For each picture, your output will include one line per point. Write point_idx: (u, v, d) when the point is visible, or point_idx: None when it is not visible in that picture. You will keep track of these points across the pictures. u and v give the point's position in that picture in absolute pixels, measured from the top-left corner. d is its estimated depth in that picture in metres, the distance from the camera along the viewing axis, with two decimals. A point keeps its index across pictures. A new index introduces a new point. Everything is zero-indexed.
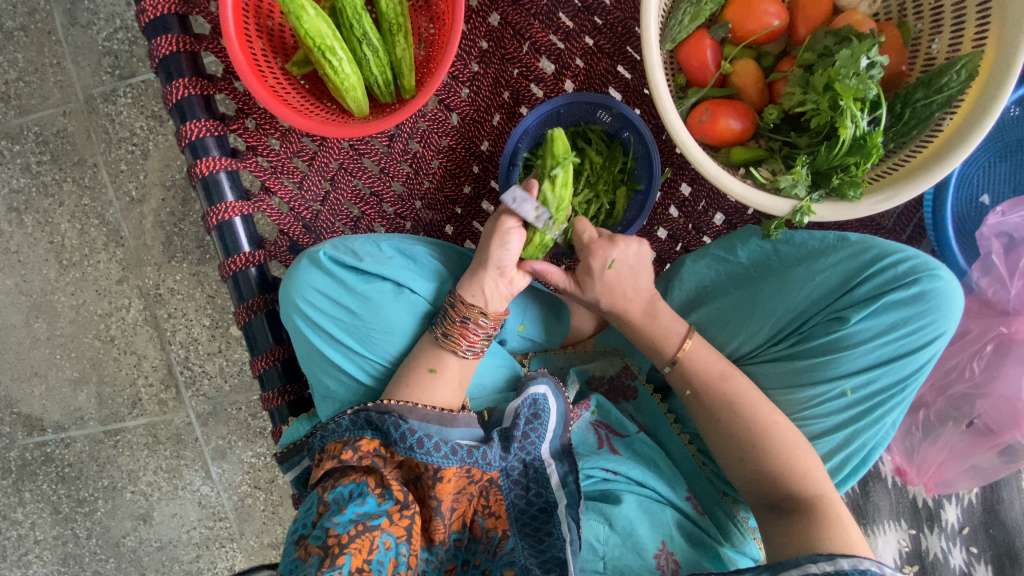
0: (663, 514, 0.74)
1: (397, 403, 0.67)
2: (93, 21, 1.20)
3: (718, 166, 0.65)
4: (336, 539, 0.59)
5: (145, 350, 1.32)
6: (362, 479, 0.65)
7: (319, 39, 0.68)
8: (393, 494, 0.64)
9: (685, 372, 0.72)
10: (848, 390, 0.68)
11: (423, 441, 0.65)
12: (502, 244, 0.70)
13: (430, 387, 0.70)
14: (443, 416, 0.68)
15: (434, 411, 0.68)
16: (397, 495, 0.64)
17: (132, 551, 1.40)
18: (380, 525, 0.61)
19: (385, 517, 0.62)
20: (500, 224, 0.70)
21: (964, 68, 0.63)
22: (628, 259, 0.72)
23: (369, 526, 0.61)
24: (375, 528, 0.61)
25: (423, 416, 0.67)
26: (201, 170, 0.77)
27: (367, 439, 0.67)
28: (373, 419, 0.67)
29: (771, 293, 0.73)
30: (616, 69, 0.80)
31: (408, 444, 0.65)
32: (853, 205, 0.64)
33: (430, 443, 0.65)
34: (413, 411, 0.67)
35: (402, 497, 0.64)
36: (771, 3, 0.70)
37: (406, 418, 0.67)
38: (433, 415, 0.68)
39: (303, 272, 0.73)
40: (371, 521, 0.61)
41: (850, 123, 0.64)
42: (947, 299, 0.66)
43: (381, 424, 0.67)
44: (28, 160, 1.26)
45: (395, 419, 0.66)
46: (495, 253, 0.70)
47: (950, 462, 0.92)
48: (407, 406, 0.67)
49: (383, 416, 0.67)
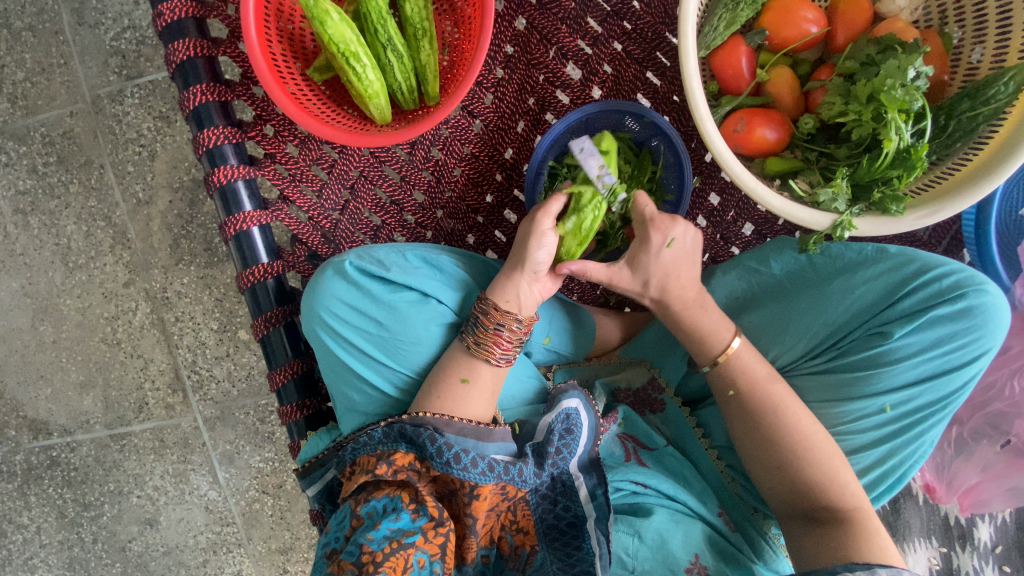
0: (694, 528, 0.72)
1: (433, 416, 0.65)
2: (101, 21, 1.17)
3: (756, 178, 0.63)
4: (370, 556, 0.58)
5: (152, 354, 1.31)
6: (397, 494, 0.64)
7: (343, 45, 0.66)
8: (427, 510, 0.62)
9: (726, 373, 0.70)
10: (888, 407, 0.67)
11: (460, 456, 0.63)
12: (538, 244, 0.69)
13: (464, 399, 0.68)
14: (479, 430, 0.66)
15: (469, 424, 0.66)
16: (432, 512, 0.62)
17: (139, 556, 1.38)
18: (415, 543, 0.59)
19: (420, 535, 0.60)
20: (537, 224, 0.69)
21: (1012, 80, 0.61)
22: (686, 243, 0.70)
23: (403, 544, 0.59)
24: (410, 545, 0.59)
25: (459, 430, 0.65)
26: (219, 178, 0.74)
27: (402, 452, 0.65)
28: (408, 432, 0.65)
29: (808, 307, 0.71)
30: (645, 75, 0.77)
31: (444, 459, 0.63)
32: (895, 220, 0.62)
33: (467, 458, 0.63)
34: (449, 424, 0.65)
35: (437, 514, 0.62)
36: (810, 10, 0.68)
37: (442, 432, 0.64)
38: (469, 429, 0.66)
39: (327, 283, 0.71)
40: (406, 537, 0.59)
41: (895, 135, 0.62)
42: (994, 314, 0.64)
43: (416, 437, 0.65)
44: (34, 161, 1.24)
45: (432, 433, 0.64)
46: (533, 255, 0.69)
47: (985, 482, 0.90)
48: (443, 419, 0.65)
49: (418, 429, 0.65)
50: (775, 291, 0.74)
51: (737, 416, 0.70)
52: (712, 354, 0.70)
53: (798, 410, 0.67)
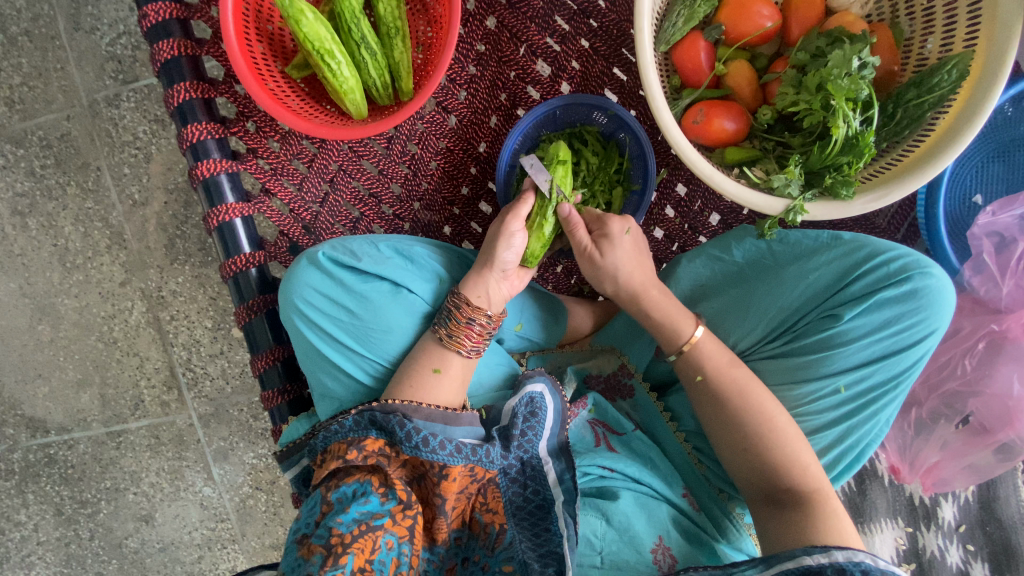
0: (659, 509, 0.74)
1: (402, 403, 0.67)
2: (97, 27, 1.21)
3: (712, 167, 0.66)
4: (339, 538, 0.60)
5: (147, 352, 1.34)
6: (366, 479, 0.66)
7: (318, 43, 0.69)
8: (396, 493, 0.66)
9: (693, 358, 0.72)
10: (842, 387, 0.69)
11: (429, 439, 0.66)
12: (506, 245, 0.73)
13: (435, 387, 0.70)
14: (447, 415, 0.69)
15: (438, 409, 0.69)
16: (400, 494, 0.65)
17: (135, 552, 1.41)
18: (383, 525, 0.63)
19: (388, 517, 0.63)
20: (505, 226, 0.73)
21: (955, 68, 0.63)
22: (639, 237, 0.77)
23: (372, 526, 0.62)
24: (379, 527, 0.62)
25: (427, 415, 0.68)
26: (202, 171, 0.77)
27: (372, 438, 0.67)
28: (378, 418, 0.67)
29: (766, 291, 0.73)
30: (612, 71, 0.81)
31: (413, 443, 0.65)
32: (846, 204, 0.65)
33: (435, 441, 0.66)
34: (417, 411, 0.67)
35: (406, 497, 0.65)
36: (765, 6, 0.71)
37: (410, 417, 0.67)
38: (437, 414, 0.68)
39: (301, 272, 0.74)
40: (374, 520, 0.62)
41: (843, 122, 0.64)
42: (939, 296, 0.67)
43: (386, 423, 0.67)
44: (32, 164, 1.28)
45: (400, 419, 0.66)
46: (503, 255, 0.73)
47: (945, 461, 0.92)
48: (411, 405, 0.68)
49: (387, 415, 0.67)
50: (735, 277, 0.76)
51: (703, 400, 0.72)
52: (676, 342, 0.73)
53: (762, 393, 0.69)
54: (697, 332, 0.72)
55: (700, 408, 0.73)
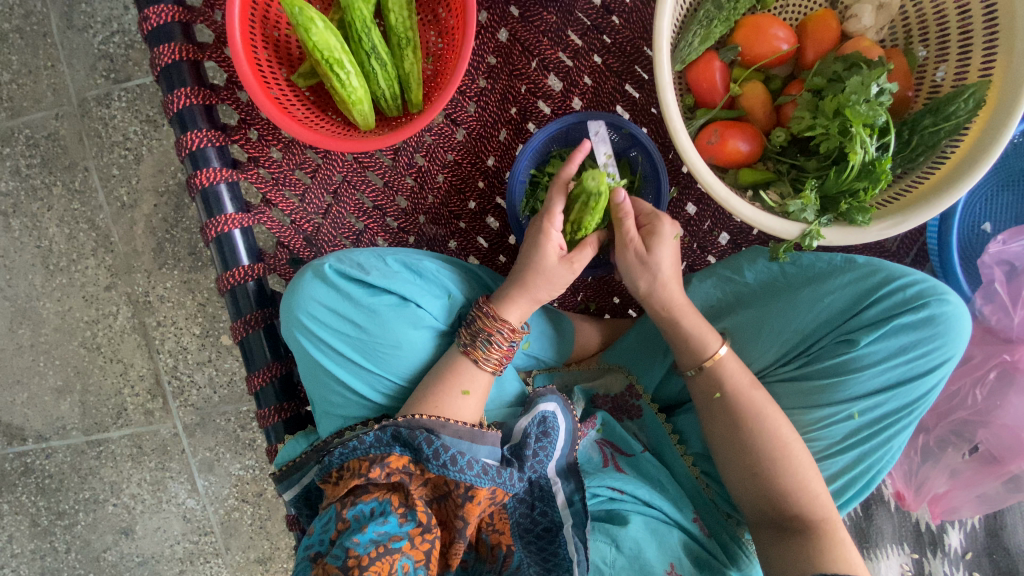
0: (670, 535, 0.73)
1: (428, 418, 0.66)
2: (90, 24, 1.18)
3: (728, 189, 0.64)
4: (356, 559, 0.58)
5: (132, 359, 1.29)
6: (386, 497, 0.64)
7: (327, 52, 0.67)
8: (416, 515, 0.63)
9: (713, 374, 0.70)
10: (856, 413, 0.69)
11: (457, 458, 0.64)
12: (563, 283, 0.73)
13: (461, 408, 0.68)
14: (473, 432, 0.67)
15: (464, 426, 0.67)
16: (420, 517, 0.63)
17: (113, 566, 1.36)
18: (401, 548, 0.60)
19: (406, 540, 0.61)
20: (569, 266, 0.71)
21: (971, 97, 0.62)
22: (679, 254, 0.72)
23: (389, 549, 0.60)
24: (396, 550, 0.60)
25: (453, 432, 0.66)
26: (201, 180, 0.75)
27: (396, 455, 0.65)
28: (403, 434, 0.66)
29: (781, 313, 0.72)
30: (624, 87, 0.80)
31: (440, 461, 0.63)
32: (862, 230, 0.64)
33: (463, 460, 0.64)
34: (445, 427, 0.66)
35: (426, 519, 0.63)
36: (780, 29, 0.71)
37: (437, 434, 0.65)
38: (464, 431, 0.66)
39: (306, 285, 0.71)
40: (392, 543, 0.60)
41: (861, 148, 0.64)
42: (955, 323, 0.66)
43: (412, 440, 0.65)
44: (18, 162, 1.23)
45: (428, 436, 0.64)
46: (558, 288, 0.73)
47: (954, 490, 0.92)
48: (438, 422, 0.66)
49: (414, 431, 0.65)
50: (747, 298, 0.75)
51: (718, 417, 0.70)
52: (699, 357, 0.71)
53: (778, 420, 0.67)
54: (721, 350, 0.70)
55: (712, 428, 0.71)
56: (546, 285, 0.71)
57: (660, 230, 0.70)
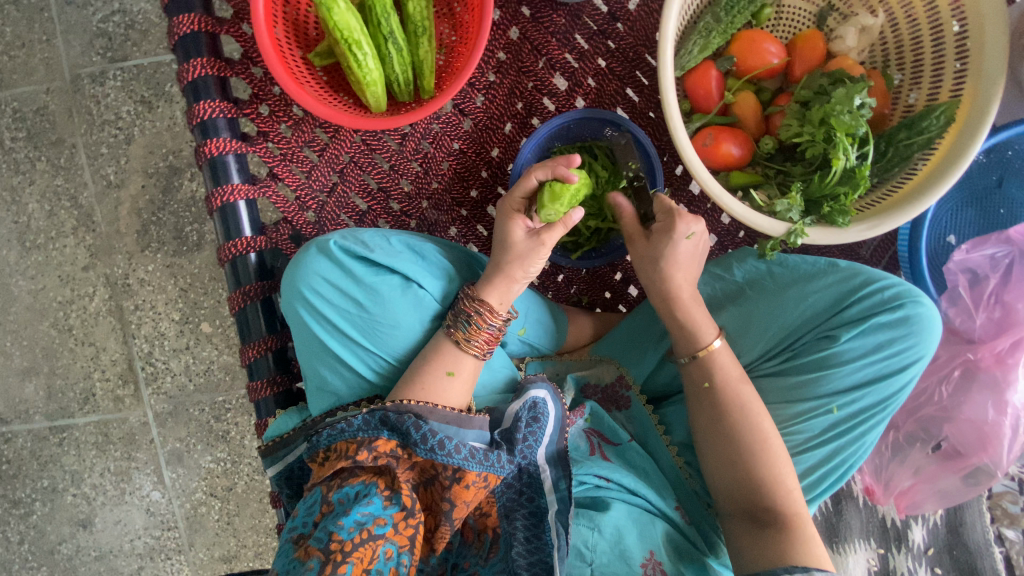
0: (652, 526, 0.75)
1: (416, 403, 0.67)
2: (90, 2, 1.17)
3: (721, 187, 0.68)
4: (339, 544, 0.59)
5: (105, 342, 1.26)
6: (371, 481, 0.64)
7: (347, 32, 0.69)
8: (400, 500, 0.63)
9: (705, 365, 0.73)
10: (835, 408, 0.73)
11: (444, 442, 0.64)
12: (533, 260, 0.73)
13: (446, 389, 0.69)
14: (460, 416, 0.67)
15: (452, 411, 0.68)
16: (404, 501, 0.63)
17: (68, 560, 1.30)
18: (384, 534, 0.61)
19: (390, 526, 0.61)
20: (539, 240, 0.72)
21: (943, 113, 0.68)
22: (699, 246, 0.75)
23: (373, 534, 0.60)
24: (380, 536, 0.60)
25: (442, 417, 0.66)
26: (210, 149, 0.76)
27: (384, 439, 0.65)
28: (391, 419, 0.66)
29: (769, 310, 0.76)
30: (625, 91, 0.84)
31: (428, 445, 0.64)
32: (842, 230, 0.69)
33: (450, 445, 0.64)
34: (433, 412, 0.66)
35: (410, 504, 0.63)
36: (773, 44, 0.76)
37: (425, 419, 0.66)
38: (451, 416, 0.67)
39: (311, 260, 0.72)
40: (377, 527, 0.61)
41: (843, 155, 0.69)
42: (928, 324, 0.72)
43: (399, 424, 0.65)
44: (3, 136, 1.21)
45: (415, 420, 0.65)
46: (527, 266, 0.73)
47: (919, 484, 0.97)
48: (426, 407, 0.67)
49: (402, 416, 0.65)
50: (736, 295, 0.79)
51: (703, 407, 0.73)
52: (694, 346, 0.74)
53: (762, 414, 0.71)
54: (716, 342, 0.73)
55: (699, 418, 0.74)
56: (517, 260, 0.72)
57: (672, 228, 0.73)
